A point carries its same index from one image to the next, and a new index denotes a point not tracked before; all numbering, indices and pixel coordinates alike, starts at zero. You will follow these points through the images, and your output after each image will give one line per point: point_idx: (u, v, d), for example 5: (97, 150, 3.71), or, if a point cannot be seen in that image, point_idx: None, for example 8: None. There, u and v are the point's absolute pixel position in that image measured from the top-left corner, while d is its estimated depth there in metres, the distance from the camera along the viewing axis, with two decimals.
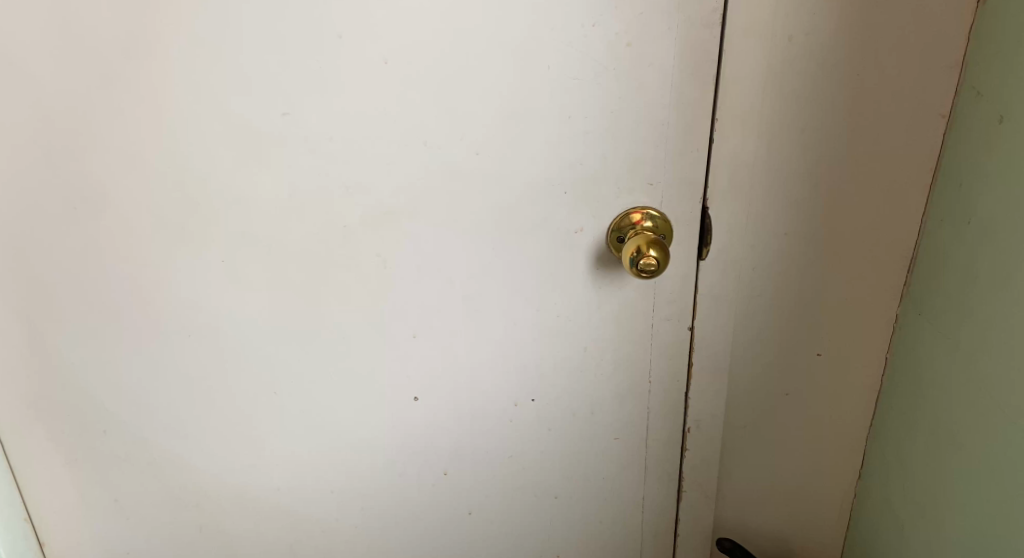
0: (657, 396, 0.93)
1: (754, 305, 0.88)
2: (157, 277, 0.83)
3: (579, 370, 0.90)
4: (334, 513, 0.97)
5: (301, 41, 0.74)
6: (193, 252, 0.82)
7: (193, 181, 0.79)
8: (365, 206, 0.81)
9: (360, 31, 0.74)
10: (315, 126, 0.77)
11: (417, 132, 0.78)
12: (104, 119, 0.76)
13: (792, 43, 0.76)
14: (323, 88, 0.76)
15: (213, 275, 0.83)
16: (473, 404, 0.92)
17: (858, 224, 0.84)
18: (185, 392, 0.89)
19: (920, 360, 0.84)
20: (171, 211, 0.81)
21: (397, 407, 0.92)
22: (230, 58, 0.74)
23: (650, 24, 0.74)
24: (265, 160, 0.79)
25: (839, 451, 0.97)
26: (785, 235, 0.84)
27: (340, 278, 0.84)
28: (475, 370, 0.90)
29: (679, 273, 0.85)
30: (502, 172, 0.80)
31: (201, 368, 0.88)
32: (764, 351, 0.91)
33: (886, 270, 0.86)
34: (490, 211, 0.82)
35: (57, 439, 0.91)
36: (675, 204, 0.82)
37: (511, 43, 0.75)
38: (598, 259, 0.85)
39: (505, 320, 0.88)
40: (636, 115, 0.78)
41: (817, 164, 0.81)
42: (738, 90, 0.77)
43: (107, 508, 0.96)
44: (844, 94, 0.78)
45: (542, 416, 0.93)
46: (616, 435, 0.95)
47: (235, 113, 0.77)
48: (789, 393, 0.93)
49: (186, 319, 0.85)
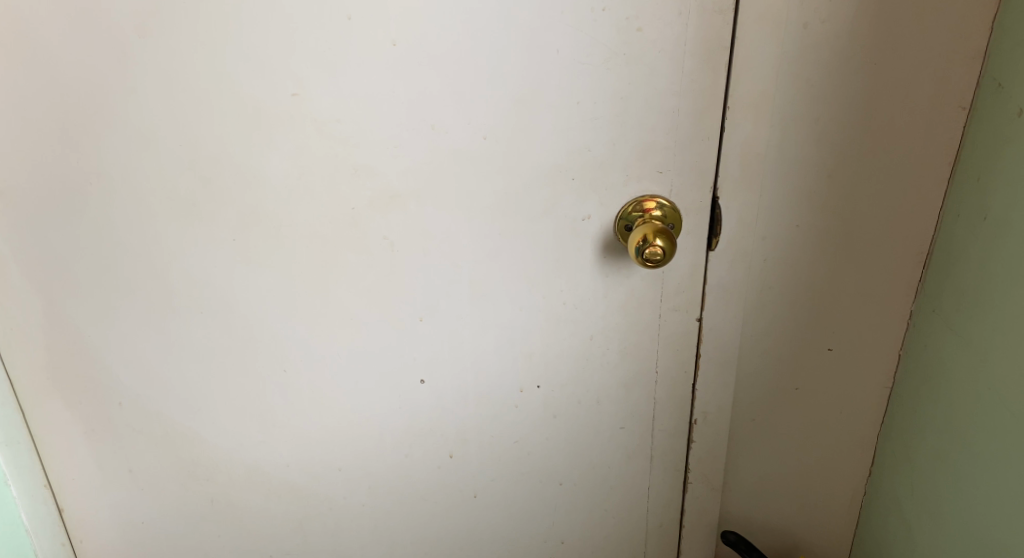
0: (664, 388, 0.91)
1: (763, 298, 0.85)
2: (170, 254, 0.85)
3: (584, 358, 0.90)
4: (341, 491, 0.99)
5: (311, 22, 0.74)
6: (205, 231, 0.84)
7: (205, 160, 0.80)
8: (374, 189, 0.81)
9: (368, 12, 0.74)
10: (325, 108, 0.78)
11: (425, 116, 0.78)
12: (119, 96, 0.78)
13: (807, 31, 0.73)
14: (333, 70, 0.76)
15: (224, 252, 0.85)
16: (478, 388, 0.93)
17: (873, 218, 0.80)
18: (198, 367, 0.91)
19: (933, 358, 0.81)
20: (184, 190, 0.82)
21: (404, 388, 0.93)
22: (241, 38, 0.75)
23: (661, 9, 0.73)
24: (275, 141, 0.79)
25: (851, 450, 0.94)
26: (798, 227, 0.81)
27: (347, 259, 0.85)
28: (480, 355, 0.90)
29: (688, 263, 0.83)
30: (508, 157, 0.80)
31: (213, 344, 0.90)
32: (774, 346, 0.88)
33: (900, 268, 0.82)
34: (498, 196, 0.82)
35: (75, 409, 0.94)
36: (685, 193, 0.80)
37: (520, 27, 0.74)
38: (606, 247, 0.84)
39: (511, 306, 0.87)
40: (646, 101, 0.76)
41: (831, 154, 0.78)
42: (749, 78, 0.75)
43: (121, 478, 0.98)
44: (859, 85, 0.75)
45: (547, 402, 0.93)
46: (621, 425, 0.94)
47: (246, 93, 0.77)
48: (799, 388, 0.90)
49: (199, 295, 0.87)
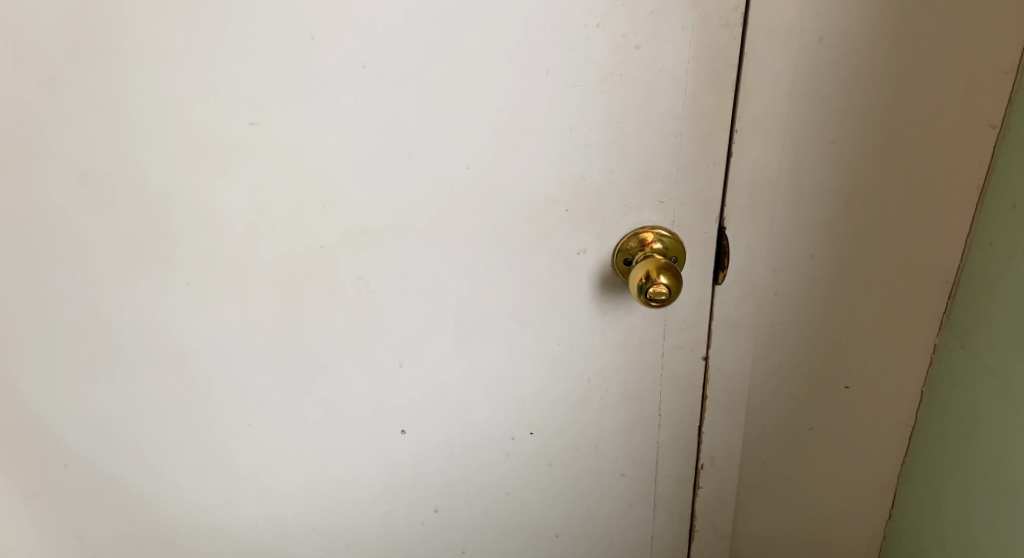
0: (667, 433, 0.84)
1: (774, 335, 0.78)
2: (117, 302, 0.76)
3: (580, 402, 0.83)
4: (317, 550, 0.91)
5: (270, 44, 0.66)
6: (156, 276, 0.75)
7: (153, 198, 0.71)
8: (345, 224, 0.73)
9: (335, 32, 0.66)
10: (287, 137, 0.69)
11: (400, 143, 0.70)
12: (52, 129, 0.68)
13: (822, 45, 0.66)
14: (296, 97, 0.68)
15: (178, 299, 0.76)
16: (466, 437, 0.85)
17: (895, 247, 0.73)
18: (153, 423, 0.82)
19: (963, 399, 0.74)
20: (130, 232, 0.73)
21: (384, 440, 0.85)
22: (190, 63, 0.66)
23: (661, 24, 0.65)
24: (233, 175, 0.71)
25: (869, 492, 0.87)
26: (812, 258, 0.74)
27: (318, 302, 0.77)
28: (467, 401, 0.83)
29: (692, 298, 0.76)
30: (494, 187, 0.72)
31: (169, 397, 0.81)
32: (786, 385, 0.80)
33: (922, 299, 0.75)
34: (484, 229, 0.74)
35: (14, 474, 0.84)
36: (688, 223, 0.73)
37: (505, 45, 0.66)
38: (603, 282, 0.76)
39: (500, 347, 0.80)
40: (646, 124, 0.69)
41: (849, 178, 0.71)
42: (760, 98, 0.68)
43: (70, 545, 0.89)
44: (879, 102, 0.68)
45: (541, 450, 0.85)
46: (622, 471, 0.86)
47: (198, 123, 0.69)
48: (813, 428, 0.83)
49: (153, 346, 0.78)
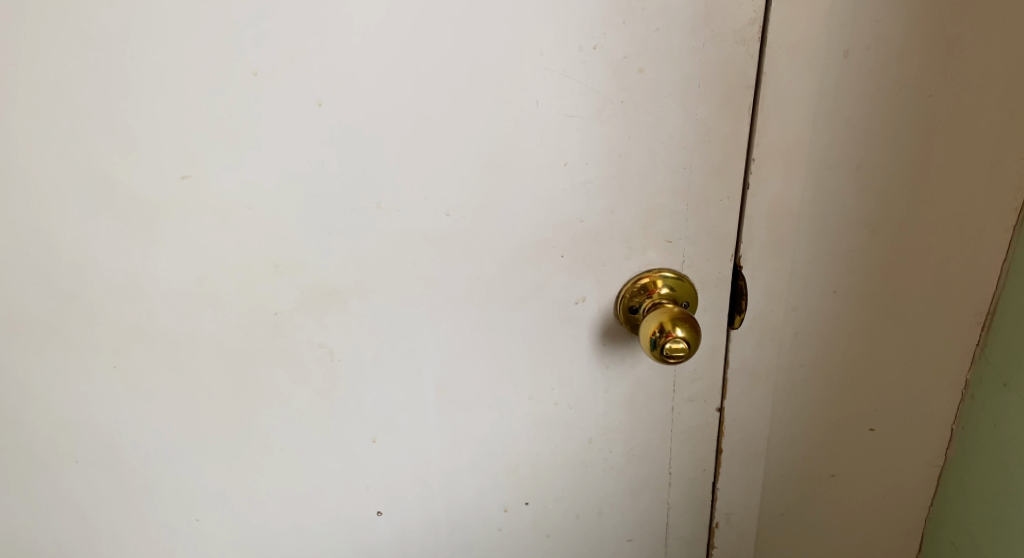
0: (679, 491, 0.76)
1: (795, 380, 0.70)
2: (24, 394, 0.63)
3: (581, 466, 0.73)
4: None
5: (203, 82, 0.54)
6: (72, 362, 0.62)
7: (63, 270, 0.59)
8: (304, 288, 0.62)
9: (281, 66, 0.54)
10: (229, 191, 0.58)
11: (367, 191, 0.59)
12: None
13: (848, 61, 0.58)
14: (238, 144, 0.56)
15: (101, 386, 0.63)
16: (453, 513, 0.75)
17: (925, 279, 0.66)
18: (79, 527, 0.69)
19: (1006, 440, 0.68)
20: (37, 311, 0.60)
21: (358, 524, 0.74)
22: (104, 107, 0.54)
23: (668, 43, 0.56)
24: (162, 238, 0.58)
25: (895, 537, 0.80)
26: (837, 295, 0.67)
27: (274, 379, 0.65)
28: (453, 474, 0.72)
29: (706, 345, 0.68)
30: (479, 236, 0.62)
31: (96, 497, 0.68)
32: (808, 431, 0.73)
33: (953, 332, 0.69)
34: (469, 285, 0.64)
35: None
36: (700, 263, 0.64)
37: (489, 73, 0.56)
38: (605, 334, 0.67)
39: (489, 413, 0.70)
40: (651, 157, 0.60)
41: (878, 208, 0.63)
42: (780, 123, 0.60)
43: None
44: (910, 122, 0.60)
45: (538, 521, 0.76)
46: (629, 536, 0.78)
47: (114, 178, 0.56)
48: (835, 475, 0.76)
49: (73, 441, 0.65)
